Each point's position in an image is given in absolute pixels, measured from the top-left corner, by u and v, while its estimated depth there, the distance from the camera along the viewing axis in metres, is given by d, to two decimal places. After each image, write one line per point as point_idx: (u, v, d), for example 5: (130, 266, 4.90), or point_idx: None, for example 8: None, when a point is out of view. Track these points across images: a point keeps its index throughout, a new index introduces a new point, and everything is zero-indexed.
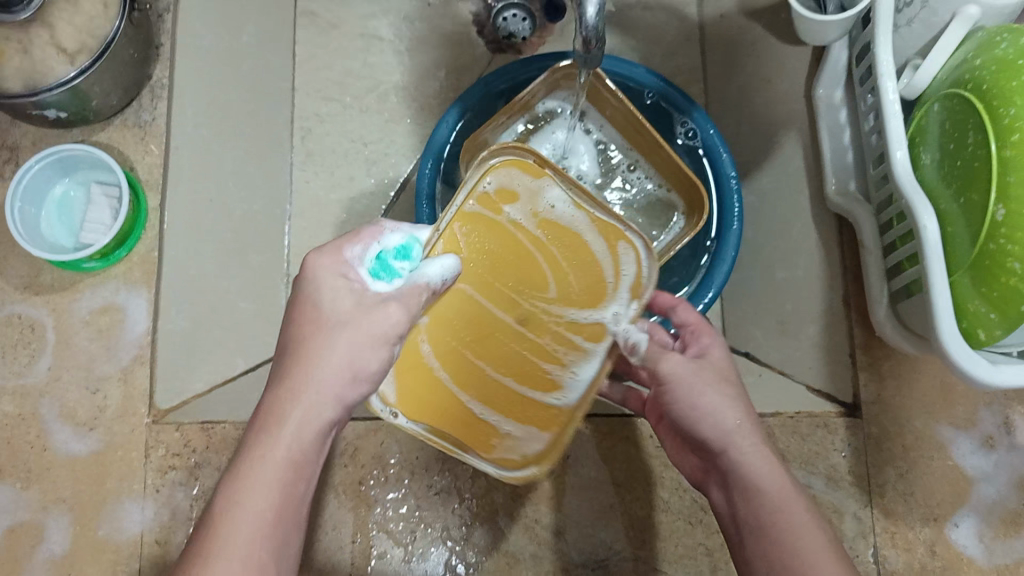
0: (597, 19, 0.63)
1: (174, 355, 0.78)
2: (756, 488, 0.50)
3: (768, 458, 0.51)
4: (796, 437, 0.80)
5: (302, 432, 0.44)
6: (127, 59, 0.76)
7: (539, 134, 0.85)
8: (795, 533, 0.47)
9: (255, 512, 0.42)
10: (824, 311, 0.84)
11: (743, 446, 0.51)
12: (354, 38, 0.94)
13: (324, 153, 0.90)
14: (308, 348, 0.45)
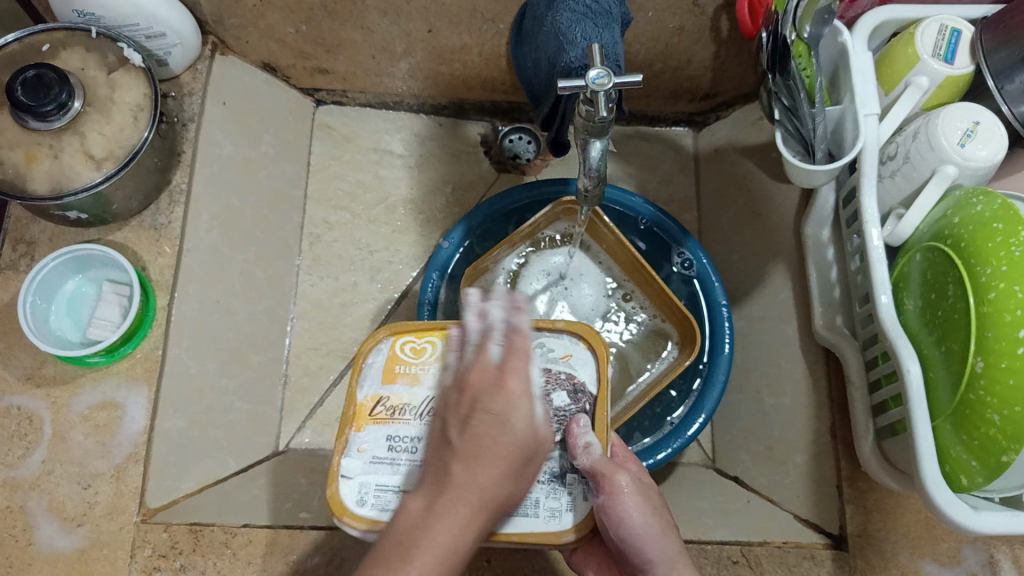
0: (598, 163, 0.67)
1: (168, 452, 0.78)
2: None
3: None
4: (783, 568, 0.78)
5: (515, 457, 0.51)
6: (151, 166, 0.80)
7: (537, 260, 0.89)
8: None
9: (468, 505, 0.48)
10: (811, 439, 0.85)
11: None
12: (367, 152, 1.02)
13: (332, 260, 0.98)
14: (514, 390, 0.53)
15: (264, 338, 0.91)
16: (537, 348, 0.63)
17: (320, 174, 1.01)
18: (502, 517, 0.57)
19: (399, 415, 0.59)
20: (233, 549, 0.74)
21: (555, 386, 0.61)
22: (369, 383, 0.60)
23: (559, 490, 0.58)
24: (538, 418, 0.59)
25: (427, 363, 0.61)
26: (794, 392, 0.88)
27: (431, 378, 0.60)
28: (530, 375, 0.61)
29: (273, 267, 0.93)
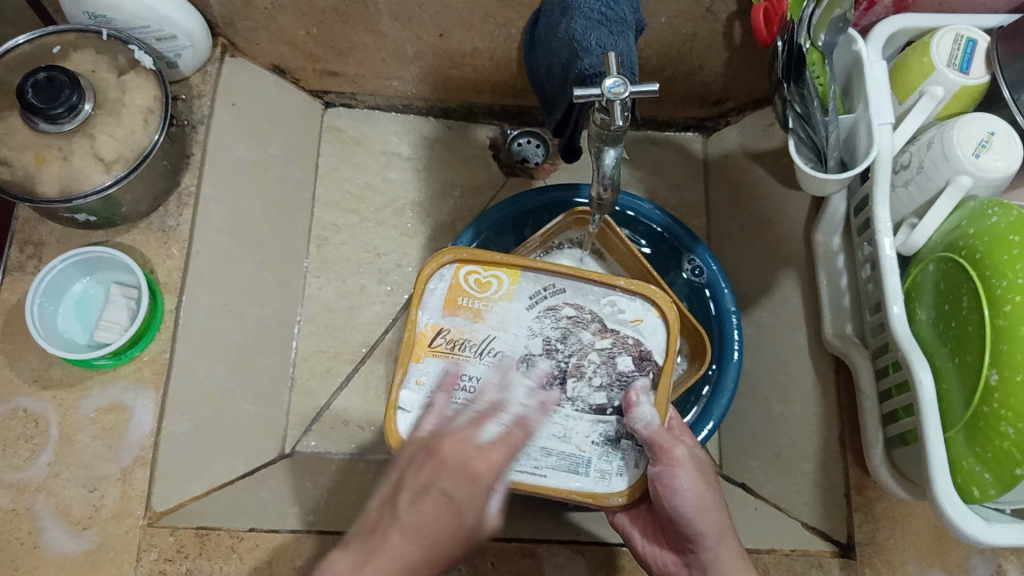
0: (612, 171, 0.67)
1: (174, 457, 0.78)
2: None
3: (740, 559, 0.62)
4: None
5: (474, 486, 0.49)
6: (161, 168, 0.80)
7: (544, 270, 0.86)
8: None
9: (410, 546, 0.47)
10: (821, 447, 0.84)
11: (726, 547, 0.62)
12: (376, 156, 1.02)
13: (340, 262, 0.97)
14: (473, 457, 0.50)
15: (271, 340, 0.90)
16: (608, 305, 0.64)
17: (328, 177, 1.00)
18: (549, 473, 0.59)
19: (459, 350, 0.60)
20: (240, 554, 0.74)
21: (622, 348, 0.62)
22: (433, 315, 0.61)
23: (612, 454, 0.60)
24: (602, 378, 0.61)
25: (493, 303, 0.62)
26: (804, 400, 0.87)
27: (497, 315, 0.62)
28: (599, 331, 0.62)
29: (281, 269, 0.93)
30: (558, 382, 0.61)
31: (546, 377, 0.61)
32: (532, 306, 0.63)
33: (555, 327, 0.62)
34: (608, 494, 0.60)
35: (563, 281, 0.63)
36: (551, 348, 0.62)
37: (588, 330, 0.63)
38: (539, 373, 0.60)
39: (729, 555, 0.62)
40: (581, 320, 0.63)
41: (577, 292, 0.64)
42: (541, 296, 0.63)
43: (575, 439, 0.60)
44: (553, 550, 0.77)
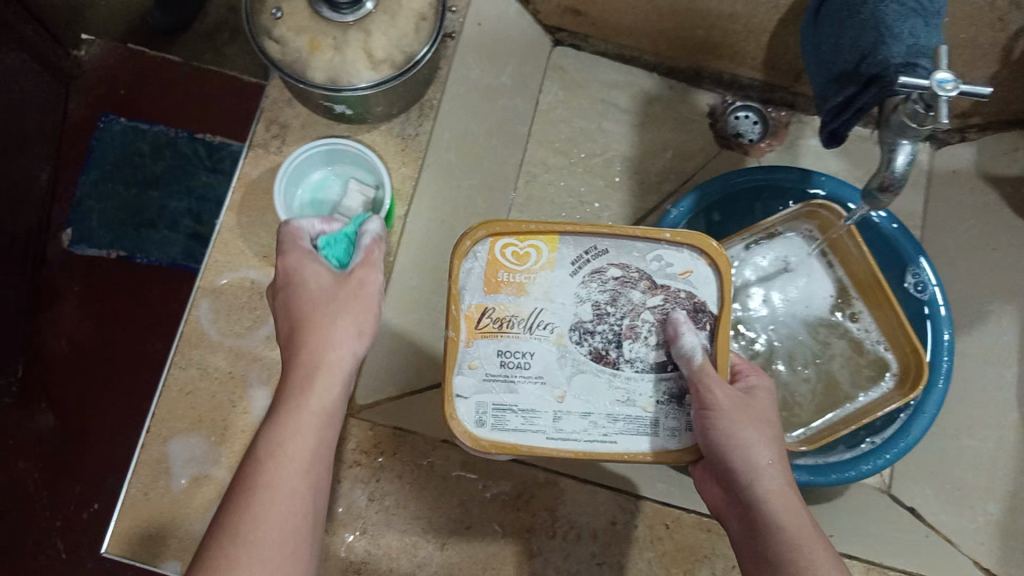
0: (904, 166, 0.66)
1: (380, 358, 0.80)
2: (767, 525, 0.54)
3: (792, 502, 0.55)
4: None
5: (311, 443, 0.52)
6: (420, 78, 0.80)
7: (766, 255, 0.87)
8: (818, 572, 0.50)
9: (299, 482, 0.50)
10: (1010, 492, 0.83)
11: (765, 485, 0.55)
12: (595, 102, 1.01)
13: (543, 201, 0.97)
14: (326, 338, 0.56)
15: None
16: (656, 261, 0.61)
17: (546, 115, 1.00)
18: (618, 438, 0.60)
19: (508, 329, 0.60)
20: (432, 462, 0.75)
21: (675, 304, 0.61)
22: (473, 294, 0.61)
23: (676, 411, 0.60)
24: (658, 337, 0.61)
25: (536, 272, 0.61)
26: (998, 439, 0.86)
27: (541, 284, 0.61)
28: (648, 289, 0.61)
29: (491, 196, 0.93)
30: (614, 347, 0.60)
31: (604, 344, 0.60)
32: (577, 272, 0.61)
33: (603, 290, 0.61)
34: (661, 452, 0.60)
35: (605, 242, 0.61)
36: (601, 313, 0.61)
37: (640, 288, 0.61)
38: (592, 339, 0.60)
39: (802, 522, 0.54)
40: (629, 279, 0.61)
41: (623, 250, 0.62)
42: (584, 260, 0.61)
43: (640, 401, 0.60)
44: None
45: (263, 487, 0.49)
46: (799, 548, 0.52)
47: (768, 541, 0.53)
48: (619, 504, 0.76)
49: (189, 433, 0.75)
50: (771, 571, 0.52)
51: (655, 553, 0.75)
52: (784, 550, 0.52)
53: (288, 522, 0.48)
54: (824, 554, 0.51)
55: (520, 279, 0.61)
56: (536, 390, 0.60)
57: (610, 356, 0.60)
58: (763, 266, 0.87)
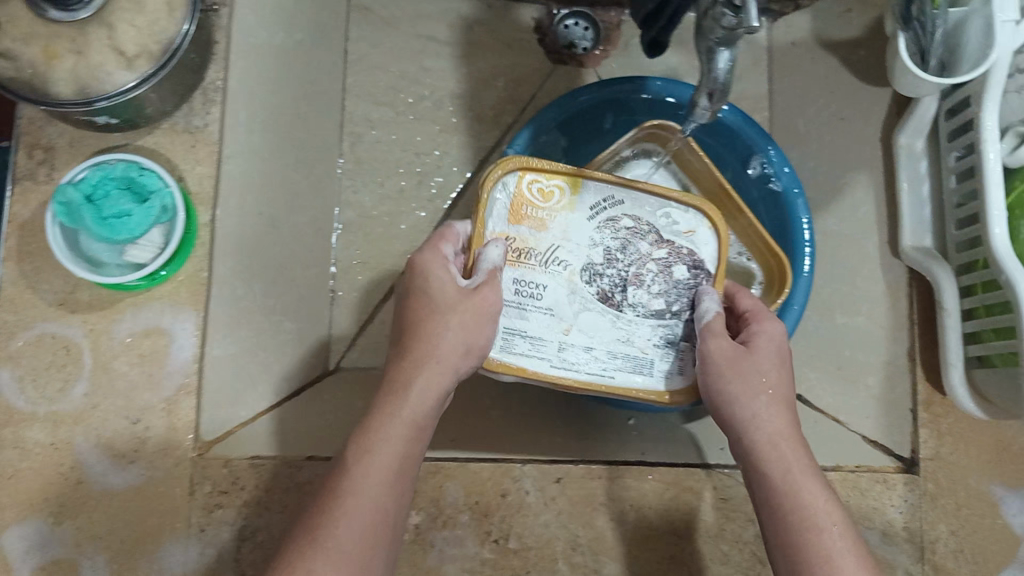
0: (725, 74, 0.59)
1: (220, 381, 0.74)
2: (764, 473, 0.58)
3: (794, 439, 0.58)
4: (856, 492, 0.78)
5: (422, 395, 0.56)
6: (188, 65, 0.71)
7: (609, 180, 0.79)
8: (808, 517, 0.55)
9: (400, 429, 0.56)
10: (887, 360, 0.83)
11: (765, 426, 0.58)
12: (409, 39, 0.90)
13: (375, 163, 0.88)
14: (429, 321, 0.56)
15: (308, 251, 0.82)
16: (664, 218, 0.60)
17: (359, 62, 0.88)
18: (616, 373, 0.58)
19: (525, 258, 0.57)
20: (298, 482, 0.72)
21: (678, 260, 0.60)
22: (499, 220, 0.57)
23: (670, 355, 0.59)
24: (660, 287, 0.59)
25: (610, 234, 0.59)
26: (870, 313, 0.84)
27: (559, 225, 0.58)
28: (655, 243, 0.60)
29: (313, 170, 0.83)
30: (620, 289, 0.58)
31: (611, 287, 0.58)
32: (593, 217, 0.59)
33: (615, 237, 0.59)
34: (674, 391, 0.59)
35: (622, 193, 0.60)
36: (612, 258, 0.59)
37: (675, 260, 0.60)
38: (600, 280, 0.58)
39: (798, 452, 0.58)
40: (639, 231, 0.60)
41: (639, 204, 0.60)
42: (602, 207, 0.59)
43: (638, 342, 0.59)
44: (621, 471, 0.76)
45: (330, 516, 0.53)
46: (795, 484, 0.57)
47: (768, 472, 0.57)
48: (505, 475, 0.75)
49: (25, 518, 0.69)
50: (770, 506, 0.57)
51: (551, 514, 0.75)
52: (778, 486, 0.57)
53: (363, 525, 0.53)
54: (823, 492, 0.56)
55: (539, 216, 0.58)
56: (544, 320, 0.57)
57: (615, 298, 0.58)
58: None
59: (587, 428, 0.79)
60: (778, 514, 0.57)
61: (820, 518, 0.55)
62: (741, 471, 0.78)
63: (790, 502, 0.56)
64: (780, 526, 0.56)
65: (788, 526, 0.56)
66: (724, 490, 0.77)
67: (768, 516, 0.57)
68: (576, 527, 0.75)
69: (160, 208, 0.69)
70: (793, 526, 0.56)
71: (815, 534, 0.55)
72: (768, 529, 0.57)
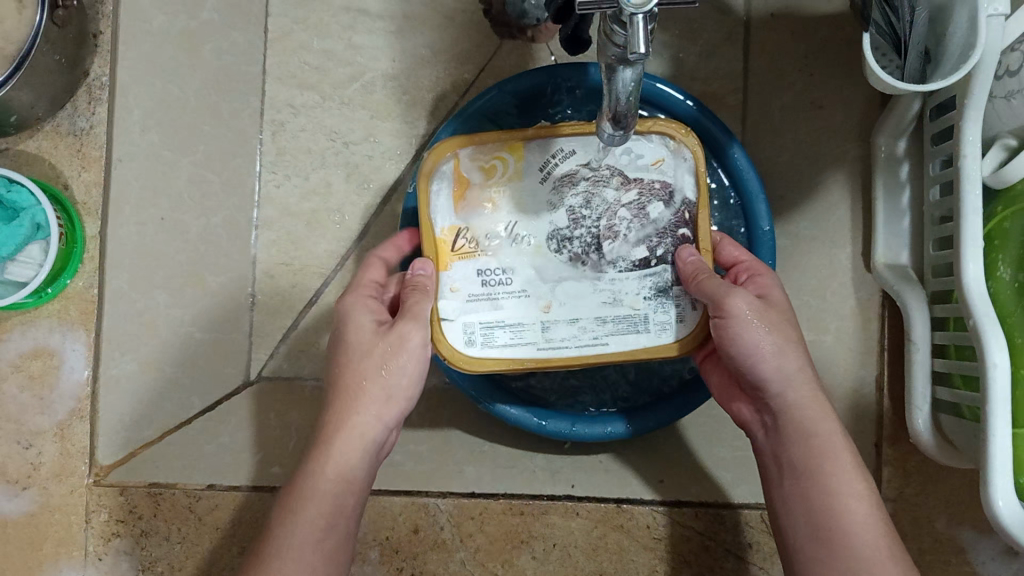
0: (629, 94, 0.48)
1: (117, 406, 0.71)
2: (818, 468, 0.53)
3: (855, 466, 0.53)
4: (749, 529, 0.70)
5: (848, 451, 0.54)
6: (52, 66, 0.71)
7: (581, 185, 0.58)
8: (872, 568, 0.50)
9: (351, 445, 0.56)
10: (853, 386, 0.74)
11: (813, 415, 0.54)
12: (337, 13, 0.81)
13: (299, 152, 0.80)
14: (833, 452, 0.54)
15: (224, 254, 0.76)
16: (624, 153, 0.58)
17: (279, 41, 0.80)
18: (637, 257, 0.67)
19: None
20: (198, 514, 0.70)
21: (650, 197, 0.57)
22: None
23: None
24: (637, 234, 0.57)
25: (503, 185, 0.58)
26: (838, 332, 0.75)
27: (510, 202, 0.58)
28: (621, 185, 0.57)
29: (228, 165, 0.77)
30: (593, 250, 0.57)
31: (583, 249, 0.57)
32: (546, 179, 0.58)
33: (577, 195, 0.58)
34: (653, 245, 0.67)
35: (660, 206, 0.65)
36: (578, 219, 0.57)
37: (616, 187, 0.58)
38: (570, 246, 0.57)
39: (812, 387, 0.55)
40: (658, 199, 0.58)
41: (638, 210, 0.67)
42: (555, 171, 0.58)
43: (626, 300, 0.57)
44: (545, 507, 0.70)
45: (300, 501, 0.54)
46: (834, 450, 0.54)
47: (790, 448, 0.55)
48: (419, 510, 0.70)
49: None
50: (814, 521, 0.53)
51: (468, 551, 0.70)
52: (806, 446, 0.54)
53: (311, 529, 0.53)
54: (851, 468, 0.53)
55: (492, 200, 0.58)
56: None
57: (588, 259, 0.57)
58: (555, 215, 0.58)
59: (517, 453, 0.73)
60: (791, 502, 0.55)
61: (864, 544, 0.51)
62: (677, 510, 0.70)
63: (810, 487, 0.54)
64: (814, 541, 0.53)
65: (811, 522, 0.53)
66: (657, 530, 0.70)
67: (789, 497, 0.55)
68: (494, 566, 0.70)
69: (31, 226, 0.68)
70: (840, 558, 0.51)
71: (844, 524, 0.52)
72: (787, 505, 0.55)
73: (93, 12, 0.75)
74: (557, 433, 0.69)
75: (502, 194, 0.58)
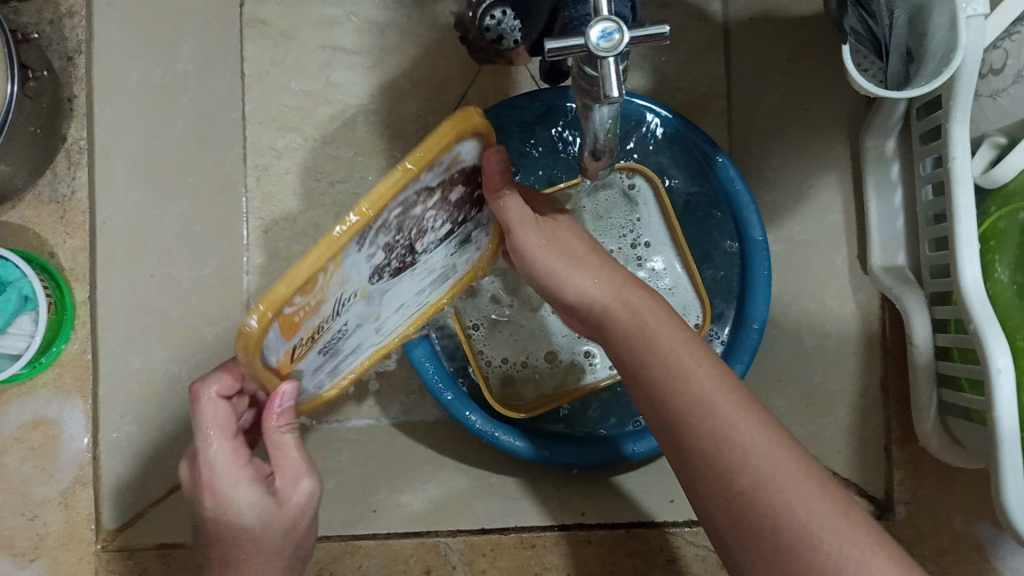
0: (608, 131, 0.47)
1: (119, 468, 0.72)
2: (701, 406, 0.47)
3: (728, 388, 0.48)
4: None
5: (719, 382, 0.48)
6: (27, 137, 0.70)
7: (393, 220, 0.40)
8: (794, 501, 0.44)
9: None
10: (859, 390, 0.73)
11: (666, 345, 0.50)
12: (313, 51, 0.80)
13: (285, 194, 0.79)
14: (708, 390, 0.48)
15: (217, 304, 0.76)
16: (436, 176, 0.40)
17: (259, 84, 0.80)
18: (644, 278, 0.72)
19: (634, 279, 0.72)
20: None
21: (447, 201, 0.44)
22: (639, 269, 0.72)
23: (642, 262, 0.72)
24: (444, 223, 0.46)
25: (326, 291, 0.40)
26: (841, 336, 0.74)
27: (335, 283, 0.40)
28: (438, 217, 0.45)
29: (213, 216, 0.77)
30: (405, 258, 0.45)
31: (399, 259, 0.44)
32: (374, 253, 0.41)
33: (391, 236, 0.41)
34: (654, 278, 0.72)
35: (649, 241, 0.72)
36: (391, 247, 0.42)
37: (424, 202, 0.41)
38: (384, 270, 0.44)
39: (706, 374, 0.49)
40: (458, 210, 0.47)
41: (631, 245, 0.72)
42: (372, 242, 0.40)
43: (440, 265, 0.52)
44: (557, 538, 0.70)
45: None
46: (697, 378, 0.48)
47: (668, 396, 0.49)
48: (430, 550, 0.70)
49: None
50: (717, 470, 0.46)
51: None
52: (717, 448, 0.46)
53: None
54: (738, 403, 0.47)
55: (317, 315, 0.41)
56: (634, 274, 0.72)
57: (404, 262, 0.45)
58: (376, 256, 0.42)
59: (525, 483, 0.73)
60: (688, 449, 0.48)
61: (773, 470, 0.45)
62: (690, 530, 0.70)
63: (705, 431, 0.47)
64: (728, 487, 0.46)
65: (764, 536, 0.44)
66: (671, 551, 0.69)
67: (722, 521, 0.46)
68: None
69: (19, 298, 0.68)
70: (758, 501, 0.45)
71: (743, 454, 0.46)
72: (686, 466, 0.48)
73: (65, 77, 0.75)
74: (565, 462, 0.67)
75: (326, 296, 0.40)
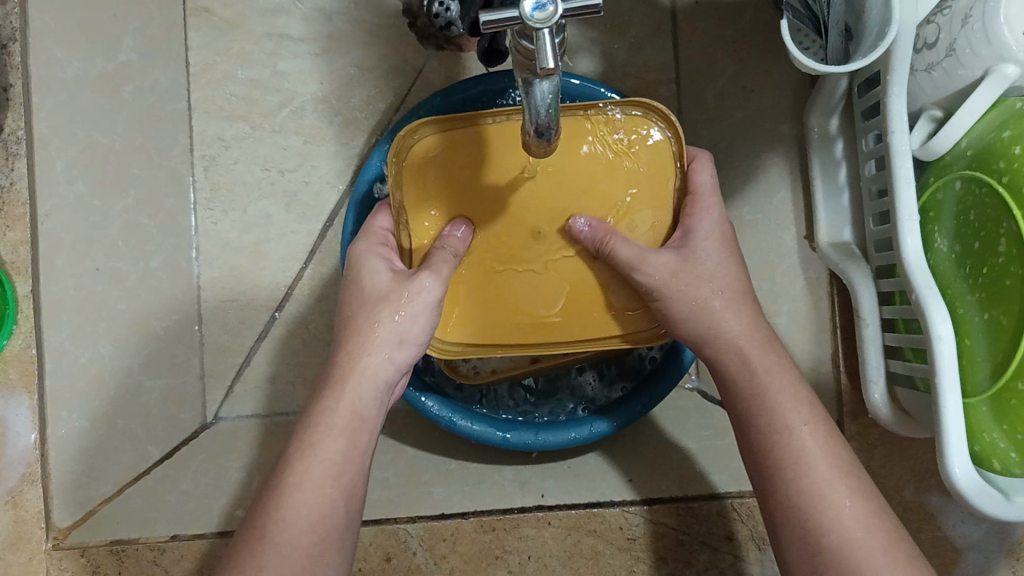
0: (548, 107, 0.47)
1: (69, 466, 0.71)
2: (762, 405, 0.53)
3: (796, 386, 0.54)
4: (727, 518, 0.70)
5: (786, 388, 0.54)
6: None
7: None
8: (826, 491, 0.50)
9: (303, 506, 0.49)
10: (811, 366, 0.75)
11: (743, 341, 0.55)
12: (260, 40, 0.78)
13: (233, 185, 0.77)
14: (769, 389, 0.54)
15: (165, 298, 0.75)
16: None
17: (203, 75, 0.77)
18: None
19: None
20: (164, 566, 0.69)
21: None
22: None
23: None
24: None
25: None
26: (791, 313, 0.76)
27: None
28: None
29: (161, 208, 0.75)
30: None
31: None
32: None
33: None
34: None
35: None
36: None
37: None
38: None
39: (783, 384, 0.54)
40: None
41: None
42: None
43: None
44: (517, 520, 0.70)
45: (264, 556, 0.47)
46: (774, 374, 0.54)
47: (732, 392, 0.55)
48: (390, 537, 0.70)
49: None
50: (766, 466, 0.52)
51: (443, 573, 0.70)
52: (769, 434, 0.52)
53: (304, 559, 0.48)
54: (805, 410, 0.53)
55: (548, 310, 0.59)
56: None
57: None
58: None
59: (485, 469, 0.72)
60: (747, 436, 0.54)
61: (817, 471, 0.50)
62: (647, 508, 0.70)
63: (768, 429, 0.53)
64: (775, 485, 0.51)
65: (795, 527, 0.50)
66: (631, 530, 0.70)
67: (758, 500, 0.53)
68: None
69: None
70: (798, 492, 0.50)
71: (795, 454, 0.51)
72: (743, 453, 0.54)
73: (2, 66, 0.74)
74: (521, 444, 0.67)
75: None
